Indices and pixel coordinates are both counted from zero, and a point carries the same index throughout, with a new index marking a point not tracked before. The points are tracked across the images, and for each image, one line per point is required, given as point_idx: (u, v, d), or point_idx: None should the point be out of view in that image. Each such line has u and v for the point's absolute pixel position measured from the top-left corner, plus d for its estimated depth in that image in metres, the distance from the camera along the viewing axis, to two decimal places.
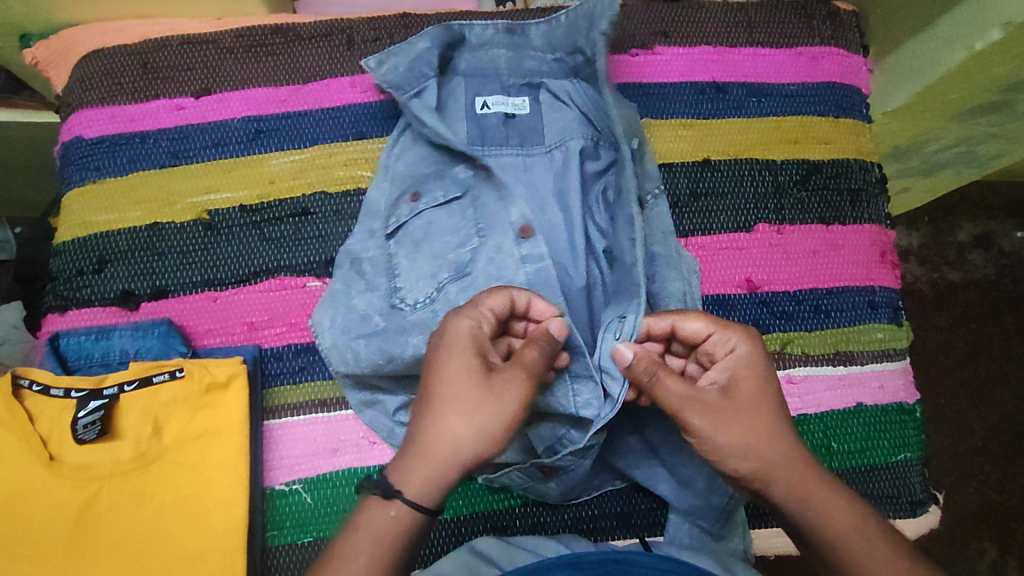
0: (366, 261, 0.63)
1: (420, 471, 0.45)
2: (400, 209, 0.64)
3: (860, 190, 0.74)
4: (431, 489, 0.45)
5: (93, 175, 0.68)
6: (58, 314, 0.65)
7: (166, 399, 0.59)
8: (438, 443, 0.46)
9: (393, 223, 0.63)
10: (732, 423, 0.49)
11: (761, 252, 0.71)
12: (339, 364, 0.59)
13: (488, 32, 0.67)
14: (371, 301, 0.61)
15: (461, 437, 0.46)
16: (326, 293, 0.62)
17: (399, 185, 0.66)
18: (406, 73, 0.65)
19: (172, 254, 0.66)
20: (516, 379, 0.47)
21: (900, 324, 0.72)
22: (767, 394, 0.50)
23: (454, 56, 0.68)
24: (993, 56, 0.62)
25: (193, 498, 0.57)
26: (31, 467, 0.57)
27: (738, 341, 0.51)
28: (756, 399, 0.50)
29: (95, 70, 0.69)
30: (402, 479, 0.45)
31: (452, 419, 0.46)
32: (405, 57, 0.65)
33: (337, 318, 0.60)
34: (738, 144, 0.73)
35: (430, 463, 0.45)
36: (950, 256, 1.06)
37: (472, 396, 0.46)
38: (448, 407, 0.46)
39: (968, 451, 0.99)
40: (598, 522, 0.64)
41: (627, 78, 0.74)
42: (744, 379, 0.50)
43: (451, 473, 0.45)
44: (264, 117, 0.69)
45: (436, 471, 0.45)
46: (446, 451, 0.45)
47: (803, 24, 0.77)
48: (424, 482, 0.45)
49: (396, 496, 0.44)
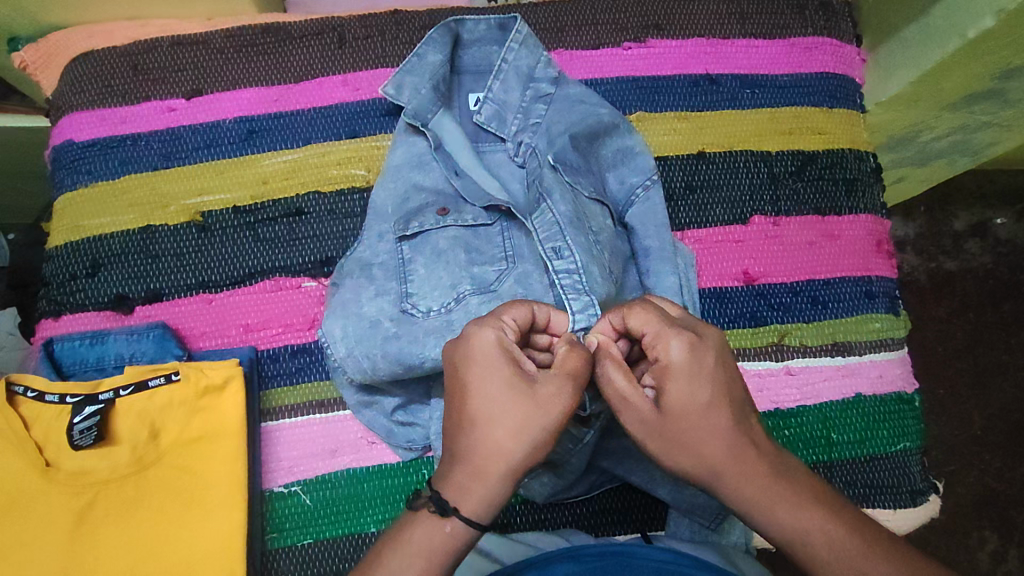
0: (377, 267, 0.61)
1: (475, 492, 0.43)
2: (424, 216, 0.62)
3: (855, 179, 0.74)
4: (487, 506, 0.43)
5: (85, 179, 0.67)
6: (52, 319, 0.64)
7: (162, 402, 0.58)
8: (491, 458, 0.43)
9: (412, 230, 0.61)
10: (664, 437, 0.43)
11: (757, 244, 0.71)
12: (357, 369, 0.58)
13: (480, 27, 0.65)
14: (382, 306, 0.59)
15: (511, 448, 0.43)
16: (336, 301, 0.60)
17: (417, 190, 0.64)
18: (422, 78, 0.64)
19: (166, 256, 0.66)
20: (563, 389, 0.44)
21: (898, 314, 0.72)
22: (705, 406, 0.43)
23: (457, 54, 0.67)
24: (986, 44, 0.62)
25: (191, 502, 0.57)
26: (29, 474, 0.56)
27: (671, 343, 0.44)
28: (692, 409, 0.43)
29: (85, 72, 0.69)
30: (457, 496, 0.42)
31: (501, 433, 0.43)
32: (417, 63, 0.64)
33: (347, 327, 0.58)
34: (733, 136, 0.73)
35: (483, 480, 0.43)
36: (946, 245, 1.06)
37: (518, 407, 0.43)
38: (496, 422, 0.43)
39: (966, 440, 0.99)
40: (600, 518, 0.64)
41: (621, 72, 0.74)
42: (676, 386, 0.44)
43: (505, 488, 0.43)
44: (255, 117, 0.69)
45: (490, 486, 0.43)
46: (498, 465, 0.43)
47: (797, 14, 0.77)
48: (480, 498, 0.43)
49: (452, 513, 0.42)
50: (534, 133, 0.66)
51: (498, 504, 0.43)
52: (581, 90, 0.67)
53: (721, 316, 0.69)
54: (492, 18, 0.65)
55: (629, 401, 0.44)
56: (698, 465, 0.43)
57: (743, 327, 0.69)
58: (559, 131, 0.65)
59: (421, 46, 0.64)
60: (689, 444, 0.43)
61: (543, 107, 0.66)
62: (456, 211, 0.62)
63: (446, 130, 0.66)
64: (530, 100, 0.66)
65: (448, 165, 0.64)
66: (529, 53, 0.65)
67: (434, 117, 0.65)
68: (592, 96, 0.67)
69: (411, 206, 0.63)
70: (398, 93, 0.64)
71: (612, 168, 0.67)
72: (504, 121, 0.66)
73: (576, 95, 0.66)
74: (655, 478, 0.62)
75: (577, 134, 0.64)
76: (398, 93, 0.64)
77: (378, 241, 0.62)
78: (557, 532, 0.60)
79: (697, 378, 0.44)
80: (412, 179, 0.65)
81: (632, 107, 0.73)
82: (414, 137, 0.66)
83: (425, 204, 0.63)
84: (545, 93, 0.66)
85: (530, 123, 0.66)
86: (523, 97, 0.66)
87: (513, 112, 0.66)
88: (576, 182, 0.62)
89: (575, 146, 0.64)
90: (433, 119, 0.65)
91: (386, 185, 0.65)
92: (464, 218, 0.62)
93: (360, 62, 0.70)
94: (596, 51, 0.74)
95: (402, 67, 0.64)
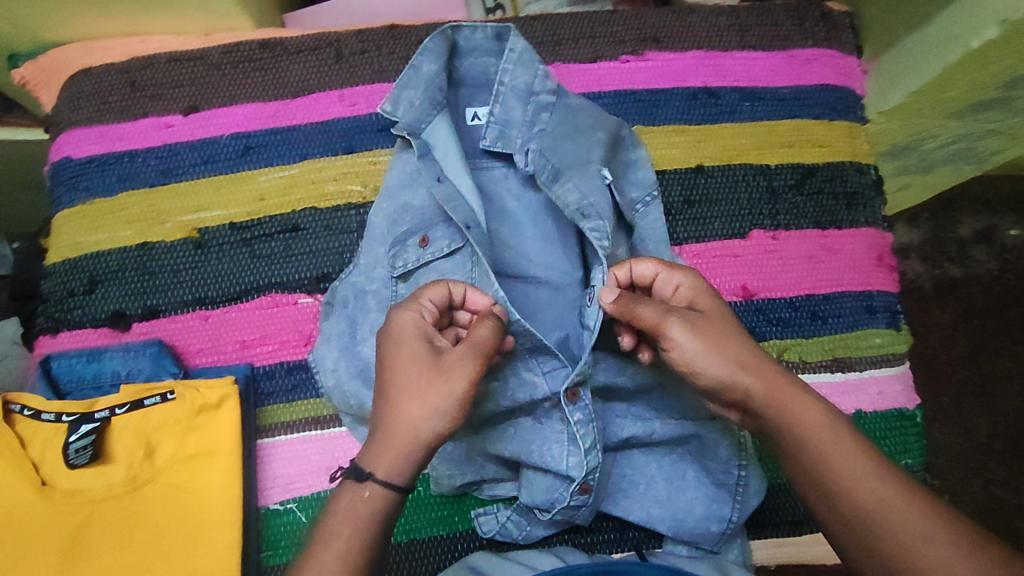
0: (371, 296, 0.60)
1: (388, 456, 0.45)
2: (409, 253, 0.57)
3: (855, 193, 0.73)
4: (401, 469, 0.45)
5: (82, 196, 0.68)
6: (49, 336, 0.65)
7: (157, 421, 0.59)
8: (401, 425, 0.45)
9: (399, 268, 0.58)
10: (702, 340, 0.47)
11: (755, 259, 0.70)
12: (343, 403, 0.60)
13: (478, 34, 0.61)
14: (373, 346, 0.58)
15: (419, 415, 0.45)
16: (331, 329, 0.60)
17: (405, 214, 0.60)
18: (417, 90, 0.58)
19: (163, 273, 0.66)
20: (468, 363, 0.45)
21: (899, 328, 0.71)
22: (732, 320, 0.49)
23: (454, 62, 0.62)
24: (990, 54, 0.61)
25: (184, 521, 0.57)
26: (24, 492, 0.56)
27: (681, 279, 0.51)
28: (724, 323, 0.48)
29: (84, 90, 0.69)
30: (369, 462, 0.44)
31: (411, 404, 0.45)
32: (413, 75, 0.58)
33: (339, 360, 0.59)
34: (732, 149, 0.73)
35: (395, 447, 0.45)
36: (951, 252, 1.05)
37: (422, 378, 0.46)
38: (405, 394, 0.45)
39: (972, 449, 0.98)
40: (597, 536, 0.63)
41: (619, 85, 0.73)
42: (701, 306, 0.50)
43: (417, 455, 0.45)
44: (252, 133, 0.69)
45: (407, 452, 0.45)
46: (406, 433, 0.45)
47: (796, 26, 0.77)
48: (393, 461, 0.44)
49: (368, 479, 0.44)
50: (541, 141, 0.62)
51: (413, 468, 0.45)
52: (582, 103, 0.64)
53: None
54: (490, 24, 0.60)
55: (673, 314, 0.47)
56: (744, 364, 0.46)
57: None
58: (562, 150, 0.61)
59: (415, 55, 0.58)
60: (732, 346, 0.47)
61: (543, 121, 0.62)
62: (442, 236, 0.57)
63: (439, 139, 0.58)
64: (533, 113, 0.62)
65: (430, 172, 0.57)
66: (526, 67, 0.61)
67: (430, 126, 0.58)
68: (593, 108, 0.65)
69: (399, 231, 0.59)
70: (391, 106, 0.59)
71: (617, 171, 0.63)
72: (502, 134, 0.62)
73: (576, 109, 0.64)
74: (651, 493, 0.61)
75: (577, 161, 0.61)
76: (393, 108, 0.57)
77: (375, 267, 0.60)
78: (552, 550, 0.60)
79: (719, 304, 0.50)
80: (402, 199, 0.60)
81: (629, 121, 0.73)
82: (404, 155, 0.61)
83: (414, 227, 0.59)
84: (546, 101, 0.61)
85: (529, 139, 0.62)
86: (524, 113, 0.61)
87: (513, 129, 0.61)
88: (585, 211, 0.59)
89: (580, 184, 0.59)
90: (427, 130, 0.58)
91: (379, 207, 0.61)
92: (445, 246, 0.57)
93: (357, 77, 0.70)
94: (595, 64, 0.74)
95: (397, 79, 0.58)
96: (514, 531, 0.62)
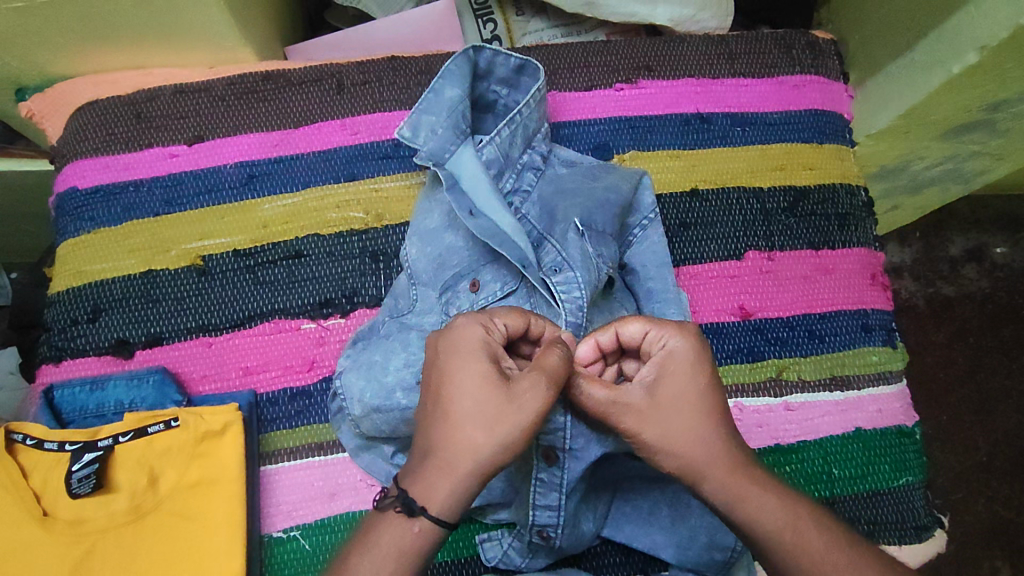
0: (417, 333, 0.61)
1: (444, 485, 0.45)
2: (460, 299, 0.61)
3: (847, 214, 0.75)
4: (453, 503, 0.46)
5: (87, 226, 0.68)
6: (52, 365, 0.65)
7: (161, 448, 0.59)
8: (460, 452, 0.46)
9: (453, 315, 0.60)
10: (659, 424, 0.48)
11: (752, 279, 0.71)
12: (372, 429, 0.60)
13: (500, 60, 0.63)
14: (406, 375, 0.58)
15: (481, 443, 0.46)
16: (366, 358, 0.60)
17: (450, 254, 0.63)
18: (440, 117, 0.60)
19: (167, 300, 0.66)
20: (539, 390, 0.46)
21: (895, 346, 0.72)
22: (695, 395, 0.48)
23: (475, 84, 0.65)
24: (971, 78, 0.64)
25: (188, 551, 0.56)
26: (25, 523, 0.56)
27: (668, 339, 0.49)
28: (688, 399, 0.48)
29: (90, 121, 0.70)
30: (424, 493, 0.45)
31: (477, 432, 0.46)
32: (433, 100, 0.60)
33: (367, 389, 0.59)
34: (725, 173, 0.74)
35: (453, 476, 0.46)
36: (943, 270, 1.07)
37: (492, 405, 0.46)
38: (471, 421, 0.46)
39: (973, 467, 0.98)
40: (602, 559, 0.63)
41: (615, 112, 0.75)
42: (674, 377, 0.49)
43: (472, 485, 0.46)
44: (256, 162, 0.70)
45: (463, 480, 0.46)
46: (466, 460, 0.46)
47: (783, 53, 0.79)
48: (448, 492, 0.45)
49: (419, 512, 0.45)
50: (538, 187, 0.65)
51: (465, 499, 0.46)
52: (571, 156, 0.69)
53: (718, 352, 0.69)
54: (513, 56, 0.63)
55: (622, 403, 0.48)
56: (691, 457, 0.47)
57: (740, 362, 0.69)
58: (556, 201, 0.63)
59: (438, 80, 0.61)
60: (687, 437, 0.47)
61: (535, 175, 0.66)
62: (490, 280, 0.60)
63: (464, 168, 0.60)
64: (525, 164, 0.65)
65: (461, 205, 0.60)
66: (539, 112, 0.65)
67: (454, 155, 0.60)
68: (586, 158, 0.69)
69: (448, 271, 0.62)
70: (415, 135, 0.60)
71: (609, 223, 0.62)
72: (502, 172, 0.63)
73: (573, 156, 0.69)
74: (656, 515, 0.61)
75: (585, 193, 0.63)
76: (414, 135, 0.60)
77: (428, 310, 0.62)
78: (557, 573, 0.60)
79: (694, 370, 0.49)
80: (446, 241, 0.63)
81: (624, 146, 0.75)
82: (436, 194, 0.66)
83: (461, 270, 0.62)
84: (547, 151, 0.67)
85: (523, 187, 0.65)
86: (522, 155, 0.64)
87: (511, 168, 0.64)
88: (557, 265, 0.58)
89: (586, 217, 0.61)
90: (451, 157, 0.60)
91: (422, 249, 0.64)
92: (495, 291, 0.60)
93: (358, 107, 0.72)
94: (590, 92, 0.76)
95: (417, 108, 0.60)
96: (518, 558, 0.61)
